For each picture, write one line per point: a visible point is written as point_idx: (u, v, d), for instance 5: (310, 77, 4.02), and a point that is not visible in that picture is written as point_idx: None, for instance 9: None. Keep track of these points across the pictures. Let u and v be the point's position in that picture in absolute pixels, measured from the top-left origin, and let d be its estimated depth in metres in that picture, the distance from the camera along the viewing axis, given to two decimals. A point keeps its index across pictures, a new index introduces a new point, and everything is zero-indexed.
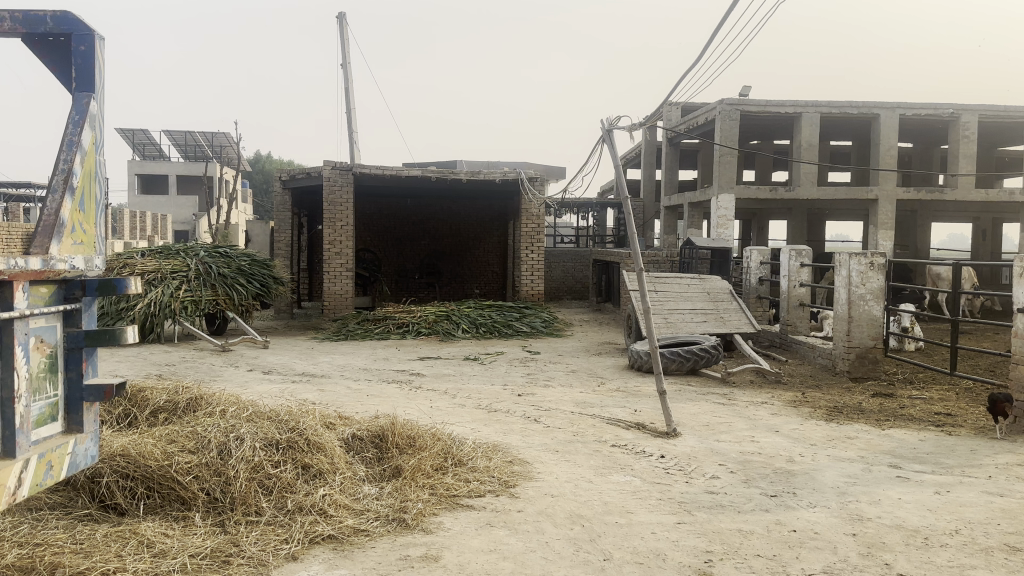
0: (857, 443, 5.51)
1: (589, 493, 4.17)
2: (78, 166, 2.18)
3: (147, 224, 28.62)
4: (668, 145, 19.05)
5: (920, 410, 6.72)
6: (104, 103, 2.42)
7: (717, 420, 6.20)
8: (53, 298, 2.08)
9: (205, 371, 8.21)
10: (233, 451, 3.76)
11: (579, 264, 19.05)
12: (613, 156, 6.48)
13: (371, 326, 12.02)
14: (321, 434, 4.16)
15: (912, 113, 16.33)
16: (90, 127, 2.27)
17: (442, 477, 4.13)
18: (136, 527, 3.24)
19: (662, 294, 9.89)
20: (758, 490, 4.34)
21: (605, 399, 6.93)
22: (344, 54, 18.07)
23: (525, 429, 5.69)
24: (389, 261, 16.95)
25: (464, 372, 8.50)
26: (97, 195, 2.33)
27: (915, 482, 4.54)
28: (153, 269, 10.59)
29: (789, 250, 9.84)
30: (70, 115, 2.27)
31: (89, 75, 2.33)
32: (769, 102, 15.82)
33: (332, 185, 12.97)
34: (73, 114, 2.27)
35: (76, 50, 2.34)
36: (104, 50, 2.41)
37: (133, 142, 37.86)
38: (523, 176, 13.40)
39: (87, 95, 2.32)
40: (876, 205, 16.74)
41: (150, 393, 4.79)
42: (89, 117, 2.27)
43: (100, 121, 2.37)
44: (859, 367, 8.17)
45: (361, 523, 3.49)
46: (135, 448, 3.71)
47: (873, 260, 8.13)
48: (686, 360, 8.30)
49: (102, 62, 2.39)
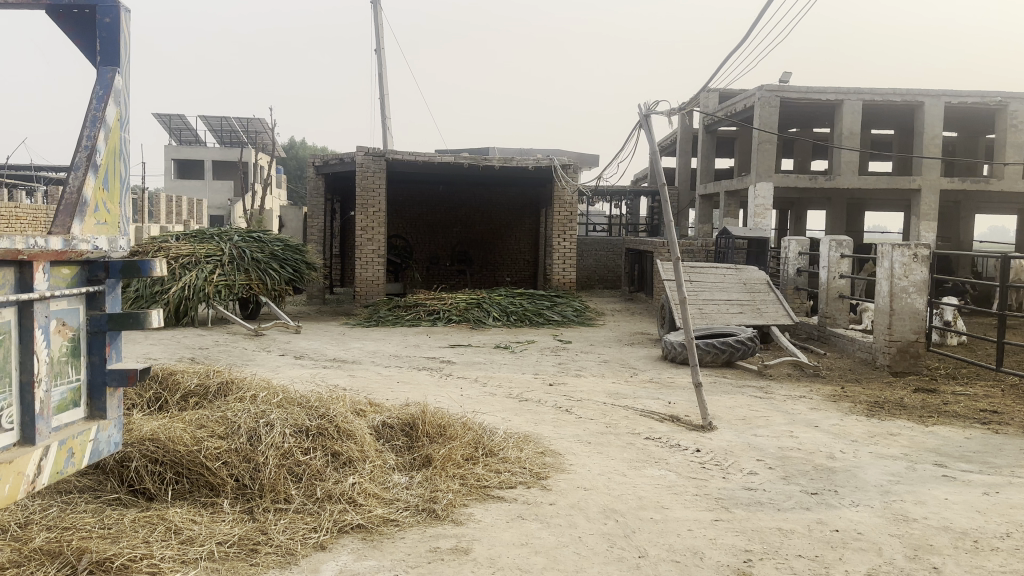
0: (900, 440, 5.33)
1: (622, 487, 4.06)
2: (102, 142, 2.12)
3: (183, 208, 28.95)
4: (703, 133, 18.74)
5: (965, 407, 6.49)
6: (130, 78, 2.35)
7: (753, 414, 6.06)
8: (75, 279, 2.03)
9: (237, 355, 8.23)
10: (262, 437, 3.71)
11: (612, 253, 18.86)
12: (650, 143, 6.32)
13: (402, 313, 11.99)
14: (352, 421, 4.10)
15: (958, 101, 15.85)
16: (115, 101, 2.22)
17: (473, 468, 4.05)
18: (164, 513, 3.21)
19: (697, 284, 9.72)
20: (798, 487, 4.20)
21: (638, 390, 6.80)
22: (378, 39, 18.03)
23: (556, 420, 5.60)
24: (421, 248, 16.93)
25: (495, 360, 8.42)
26: (122, 173, 2.27)
27: (963, 482, 4.36)
28: (187, 253, 10.66)
29: (829, 240, 9.58)
30: (95, 89, 2.22)
31: (113, 48, 2.27)
32: (810, 88, 15.48)
33: (365, 170, 12.96)
34: (98, 87, 2.22)
35: (101, 23, 2.29)
36: (129, 23, 2.35)
37: (170, 127, 38.34)
38: (555, 162, 13.27)
39: (112, 68, 2.26)
40: (918, 195, 16.32)
41: (181, 376, 4.78)
42: (114, 91, 2.21)
43: (125, 96, 2.32)
44: (900, 361, 7.95)
45: (391, 513, 3.43)
46: (164, 432, 3.68)
47: (916, 250, 7.89)
48: (721, 352, 8.14)
49: (128, 35, 2.34)
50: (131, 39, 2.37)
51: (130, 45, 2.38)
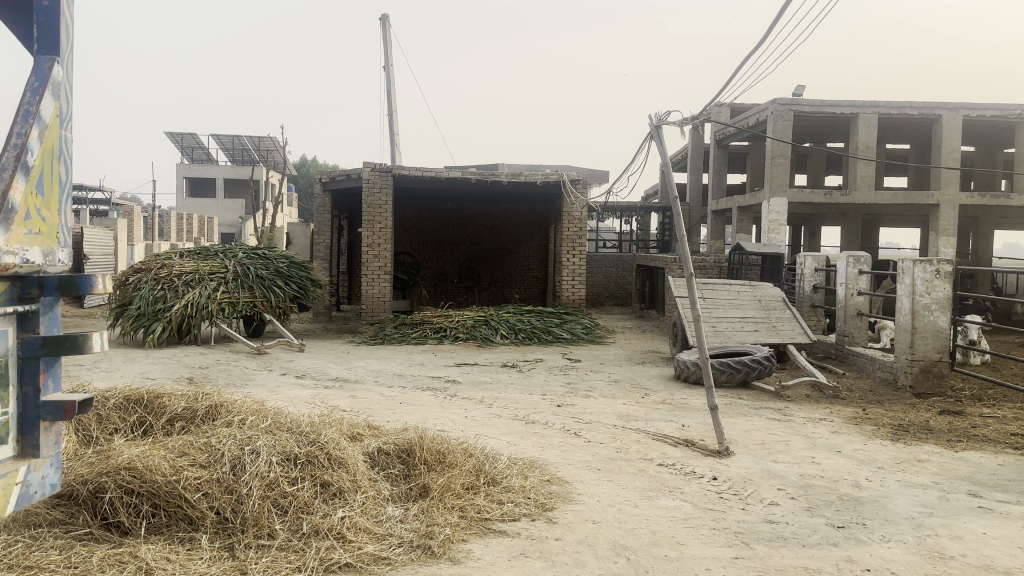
0: (929, 466, 5.02)
1: (634, 520, 3.78)
2: (35, 140, 1.92)
3: (193, 227, 28.92)
4: (714, 147, 18.47)
5: (994, 431, 6.16)
6: (73, 70, 2.18)
7: (772, 438, 5.76)
8: (5, 296, 1.89)
9: (238, 374, 8.01)
10: (247, 466, 3.46)
11: (623, 269, 18.59)
12: (662, 154, 6.08)
13: (408, 330, 11.76)
14: (344, 447, 3.85)
15: (977, 114, 15.55)
16: (51, 94, 2.02)
17: (473, 498, 3.78)
18: (137, 550, 2.97)
19: (711, 300, 9.45)
20: (823, 520, 3.91)
21: (650, 412, 6.52)
22: (387, 56, 17.93)
23: (564, 444, 5.32)
24: (429, 264, 16.73)
25: (501, 380, 8.16)
26: (62, 175, 2.07)
27: (1001, 514, 4.04)
28: (190, 270, 10.49)
29: (846, 256, 9.29)
30: (29, 79, 2.01)
31: (53, 34, 2.08)
32: (824, 102, 15.24)
33: (371, 186, 12.76)
34: (33, 78, 2.01)
35: (38, 4, 2.07)
36: (70, 9, 2.17)
37: (182, 145, 38.54)
38: (565, 178, 13.06)
39: (51, 57, 2.06)
40: (936, 210, 16.00)
41: (169, 399, 4.56)
42: (51, 82, 2.01)
43: (66, 87, 2.12)
44: (923, 382, 7.62)
45: (384, 550, 3.16)
46: (142, 460, 3.45)
47: (939, 266, 7.58)
48: (737, 371, 7.86)
49: (68, 22, 2.15)
50: (72, 27, 2.19)
51: (71, 34, 2.20)
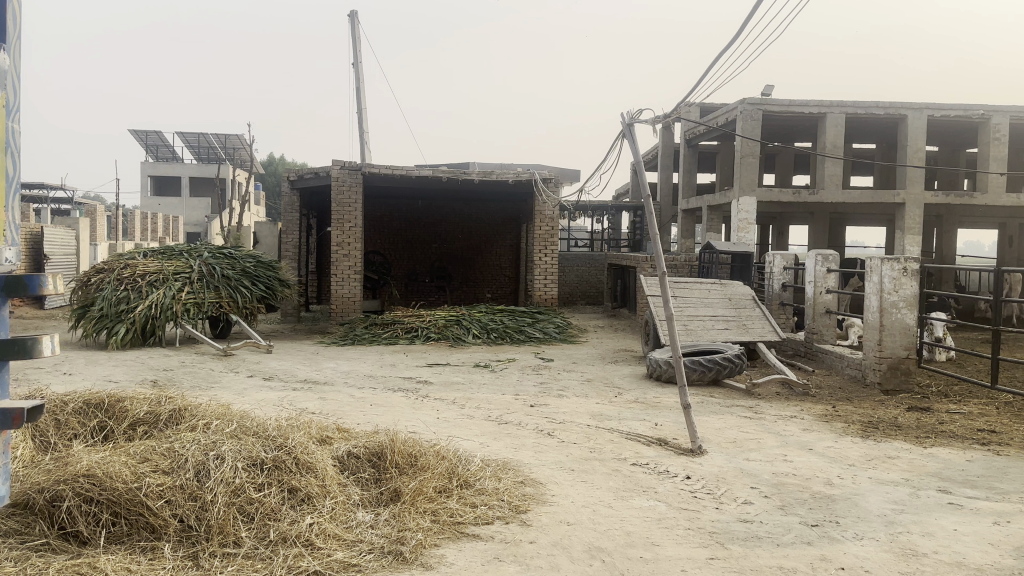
0: (899, 463, 5.04)
1: (608, 520, 3.75)
2: None
3: (159, 226, 28.46)
4: (684, 147, 18.55)
5: (961, 427, 6.22)
6: (17, 58, 2.09)
7: (744, 436, 5.76)
8: None
9: (204, 377, 7.86)
10: (211, 473, 3.36)
11: (594, 268, 18.61)
12: (634, 152, 6.06)
13: (378, 330, 11.64)
14: (312, 451, 3.76)
15: (941, 114, 15.79)
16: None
17: (445, 502, 3.71)
18: (96, 560, 2.86)
19: (682, 299, 9.47)
20: (797, 518, 3.90)
21: (623, 411, 6.50)
22: (356, 53, 17.75)
23: (537, 444, 5.27)
24: (399, 264, 16.59)
25: (473, 380, 8.09)
26: (9, 171, 2.00)
27: (971, 510, 4.06)
28: (154, 270, 10.28)
29: (815, 254, 9.34)
30: None
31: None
32: (792, 102, 15.37)
33: (341, 185, 12.61)
34: None
35: None
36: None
37: (147, 143, 37.93)
38: (536, 176, 13.03)
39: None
40: (902, 209, 16.22)
41: (130, 403, 4.43)
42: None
43: (10, 78, 2.04)
44: (891, 379, 7.69)
45: (354, 557, 3.08)
46: (101, 467, 3.33)
47: (906, 265, 7.66)
48: (708, 370, 7.87)
49: (15, 7, 2.07)
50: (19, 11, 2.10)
51: (18, 19, 2.11)
